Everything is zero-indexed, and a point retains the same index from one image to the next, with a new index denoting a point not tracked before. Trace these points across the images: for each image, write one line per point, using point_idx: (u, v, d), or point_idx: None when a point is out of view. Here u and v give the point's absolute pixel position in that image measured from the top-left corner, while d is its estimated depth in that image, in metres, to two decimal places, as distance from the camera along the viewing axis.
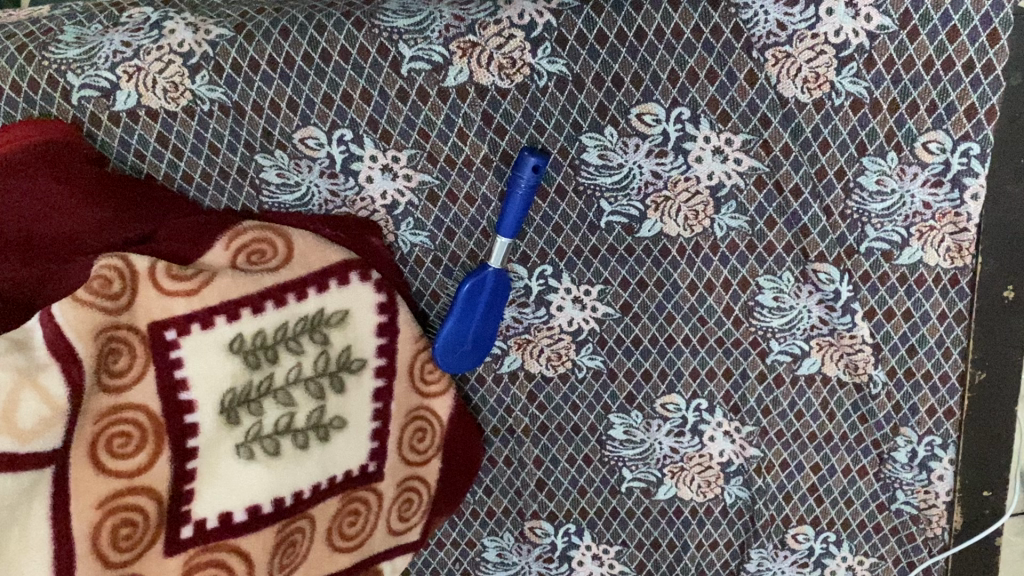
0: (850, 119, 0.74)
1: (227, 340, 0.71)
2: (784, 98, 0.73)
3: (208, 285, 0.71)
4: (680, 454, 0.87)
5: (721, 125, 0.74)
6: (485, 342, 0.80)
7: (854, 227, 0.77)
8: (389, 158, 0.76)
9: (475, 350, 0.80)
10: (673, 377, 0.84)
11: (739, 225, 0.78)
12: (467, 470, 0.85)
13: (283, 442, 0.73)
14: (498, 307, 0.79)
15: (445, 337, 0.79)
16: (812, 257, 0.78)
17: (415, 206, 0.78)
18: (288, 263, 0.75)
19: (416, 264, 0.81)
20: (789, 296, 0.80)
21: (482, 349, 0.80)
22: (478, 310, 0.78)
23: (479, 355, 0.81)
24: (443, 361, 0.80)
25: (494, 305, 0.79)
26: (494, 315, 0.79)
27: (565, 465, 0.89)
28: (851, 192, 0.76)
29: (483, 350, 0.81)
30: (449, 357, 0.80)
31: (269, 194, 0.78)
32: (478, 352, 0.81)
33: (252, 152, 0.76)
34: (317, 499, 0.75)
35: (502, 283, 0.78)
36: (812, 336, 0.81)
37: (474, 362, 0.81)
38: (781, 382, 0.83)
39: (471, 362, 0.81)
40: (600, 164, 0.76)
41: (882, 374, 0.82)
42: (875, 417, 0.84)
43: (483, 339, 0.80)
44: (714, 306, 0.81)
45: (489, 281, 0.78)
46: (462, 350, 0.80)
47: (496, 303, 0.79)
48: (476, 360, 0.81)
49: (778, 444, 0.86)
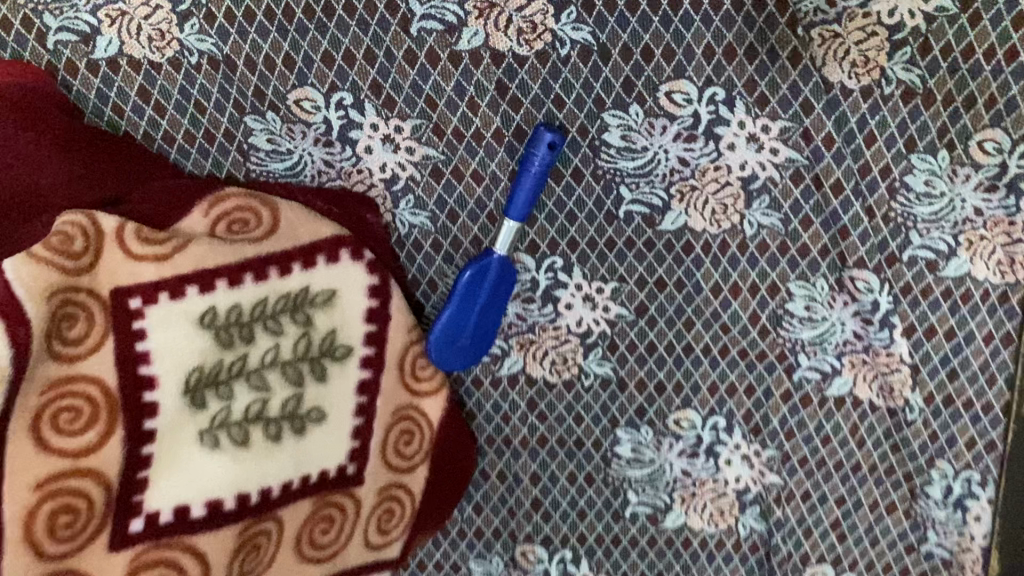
0: (900, 110, 0.67)
1: (198, 313, 0.63)
2: (830, 82, 0.67)
3: (181, 251, 0.64)
4: (692, 478, 0.79)
5: (758, 109, 0.68)
6: (485, 339, 0.72)
7: (897, 232, 0.70)
8: (391, 128, 0.69)
9: (473, 348, 0.73)
10: (689, 391, 0.77)
11: (772, 224, 0.71)
12: (457, 482, 0.77)
13: (252, 432, 0.65)
14: (501, 301, 0.72)
15: (440, 331, 0.71)
16: (850, 264, 0.71)
17: (416, 182, 0.71)
18: (272, 234, 0.67)
19: (414, 248, 0.73)
20: (822, 305, 0.73)
21: (481, 346, 0.73)
22: (479, 302, 0.71)
23: (477, 354, 0.73)
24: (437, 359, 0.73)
25: (496, 298, 0.71)
26: (496, 309, 0.72)
27: (565, 483, 0.81)
28: (896, 193, 0.69)
29: (483, 348, 0.73)
30: (444, 355, 0.72)
31: (257, 161, 0.71)
32: (477, 350, 0.73)
33: (241, 113, 0.70)
34: (287, 501, 0.67)
35: (508, 273, 0.71)
36: (845, 352, 0.74)
37: (473, 360, 0.73)
38: (808, 403, 0.76)
39: (469, 361, 0.73)
40: (623, 146, 0.69)
41: (919, 399, 0.75)
42: (909, 447, 0.76)
43: (483, 335, 0.72)
44: (738, 313, 0.74)
45: (493, 271, 0.70)
46: (459, 347, 0.72)
47: (498, 296, 0.71)
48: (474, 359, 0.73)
49: (800, 473, 0.78)
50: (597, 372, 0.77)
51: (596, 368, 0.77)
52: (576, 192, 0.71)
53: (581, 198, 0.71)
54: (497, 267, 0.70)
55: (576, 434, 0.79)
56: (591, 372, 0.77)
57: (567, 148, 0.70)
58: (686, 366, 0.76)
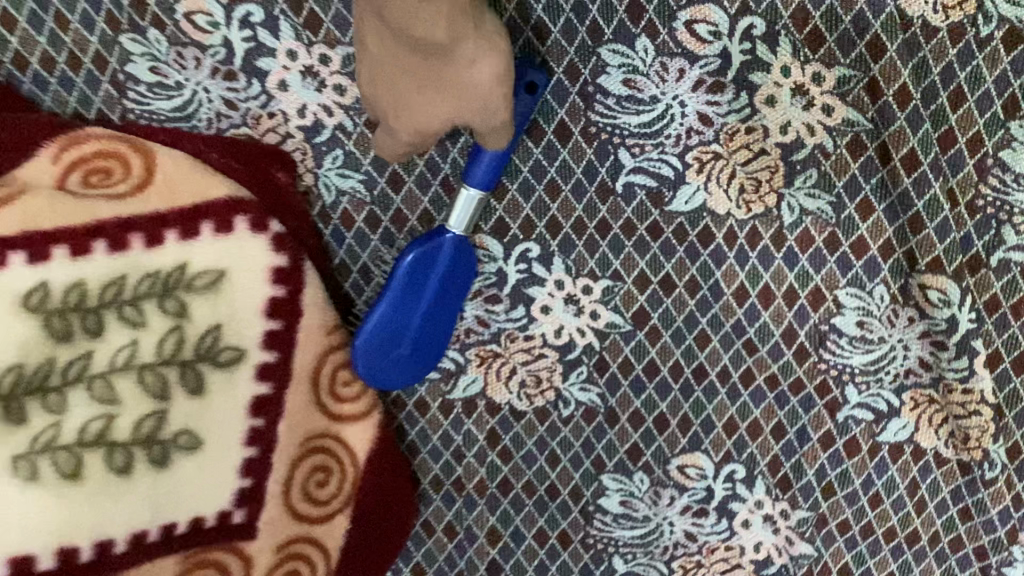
0: (999, 59, 0.48)
1: (22, 292, 0.46)
2: (908, 17, 0.48)
3: (5, 204, 0.46)
4: (698, 543, 0.61)
5: (809, 51, 0.50)
6: (433, 346, 0.54)
7: (985, 226, 0.52)
8: (316, 58, 0.52)
9: (417, 359, 0.54)
10: (699, 429, 0.59)
11: (819, 209, 0.53)
12: (389, 539, 0.58)
13: (89, 462, 0.46)
14: (455, 294, 0.54)
15: (371, 335, 0.53)
16: (921, 267, 0.53)
17: (346, 133, 0.53)
18: (141, 191, 0.49)
19: (343, 223, 0.55)
20: (879, 322, 0.55)
21: (427, 356, 0.54)
22: (425, 296, 0.53)
23: (422, 367, 0.55)
24: (366, 374, 0.54)
25: (449, 291, 0.53)
26: (448, 305, 0.54)
27: (532, 544, 0.63)
28: (987, 173, 0.51)
29: (429, 358, 0.55)
30: (376, 368, 0.54)
31: (136, 98, 0.53)
32: (422, 362, 0.54)
33: (116, 29, 0.51)
34: (142, 557, 0.49)
35: (466, 257, 0.53)
36: (905, 386, 0.56)
37: (414, 374, 0.55)
38: (854, 450, 0.58)
39: (410, 377, 0.55)
40: (624, 95, 0.52)
41: (1002, 453, 0.56)
42: (985, 515, 0.57)
43: (430, 340, 0.54)
44: (769, 327, 0.56)
45: (445, 254, 0.52)
46: (397, 357, 0.54)
47: (451, 288, 0.53)
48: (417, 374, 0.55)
49: (839, 542, 0.60)
50: (580, 398, 0.59)
51: (580, 394, 0.59)
52: (561, 156, 0.54)
53: (567, 165, 0.54)
54: (450, 249, 0.52)
55: (548, 479, 0.61)
56: (569, 398, 0.59)
57: (551, 96, 0.53)
58: (695, 396, 0.58)
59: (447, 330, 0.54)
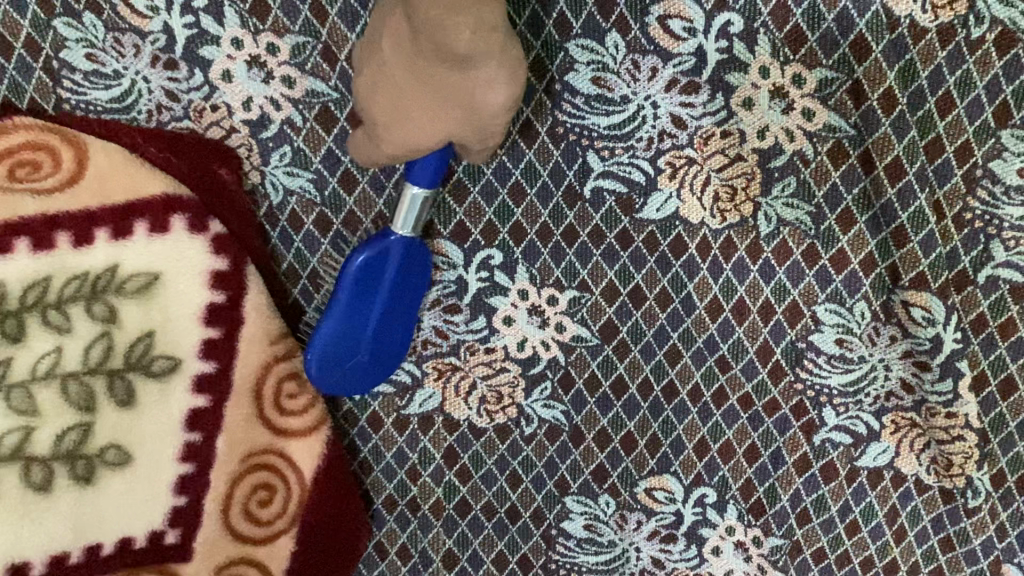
0: (991, 64, 0.45)
1: None
2: (894, 17, 0.45)
3: None
4: (666, 569, 0.59)
5: (790, 52, 0.47)
6: (389, 351, 0.51)
7: (973, 240, 0.49)
8: (262, 47, 0.48)
9: (371, 364, 0.51)
10: (668, 451, 0.56)
11: (797, 220, 0.50)
12: (337, 563, 0.54)
13: (6, 477, 0.44)
14: (410, 296, 0.50)
15: (325, 338, 0.49)
16: (905, 283, 0.50)
17: (295, 128, 0.50)
18: (71, 187, 0.45)
19: (292, 225, 0.52)
20: (860, 341, 0.52)
21: (382, 362, 0.51)
22: (383, 298, 0.49)
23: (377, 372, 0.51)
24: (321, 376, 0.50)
25: (406, 292, 0.49)
26: (403, 307, 0.50)
27: (491, 568, 0.60)
28: (976, 184, 0.48)
29: (385, 363, 0.51)
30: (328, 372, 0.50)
31: (71, 87, 0.49)
32: (376, 367, 0.51)
33: (48, 13, 0.48)
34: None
35: (420, 254, 0.48)
36: (886, 409, 0.53)
37: (374, 380, 0.51)
38: (831, 476, 0.55)
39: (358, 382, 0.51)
40: (594, 95, 0.49)
41: (986, 481, 0.52)
42: (967, 545, 0.54)
43: (385, 346, 0.50)
44: (742, 343, 0.53)
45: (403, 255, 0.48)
46: (351, 363, 0.50)
47: (408, 290, 0.49)
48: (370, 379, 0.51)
49: (813, 571, 0.57)
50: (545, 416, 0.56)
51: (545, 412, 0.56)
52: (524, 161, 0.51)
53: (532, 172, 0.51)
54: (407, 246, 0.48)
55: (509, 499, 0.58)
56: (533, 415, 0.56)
57: None
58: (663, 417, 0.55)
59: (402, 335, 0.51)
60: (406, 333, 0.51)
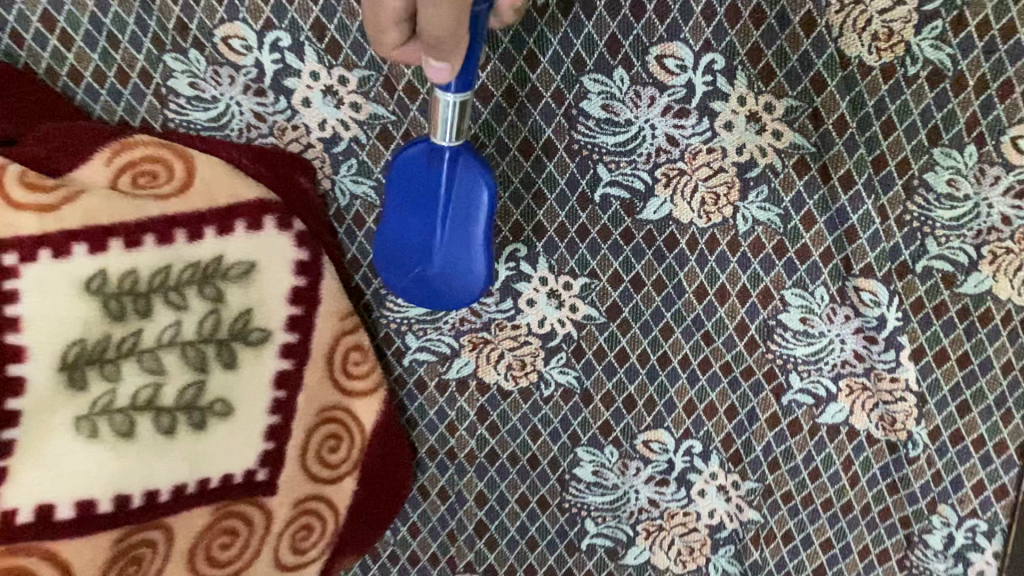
0: (925, 95, 0.57)
1: (84, 278, 0.53)
2: (846, 57, 0.57)
3: (69, 202, 0.54)
4: (660, 508, 0.70)
5: (762, 84, 0.58)
6: (449, 267, 0.59)
7: (912, 238, 0.60)
8: (334, 78, 0.59)
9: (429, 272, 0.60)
10: (662, 409, 0.67)
11: (768, 220, 0.61)
12: (388, 498, 0.67)
13: (140, 423, 0.54)
14: (466, 213, 0.57)
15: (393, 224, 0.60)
16: (856, 271, 0.62)
17: (360, 144, 0.61)
18: (183, 192, 0.57)
19: (355, 223, 0.64)
20: (820, 319, 0.63)
21: (439, 269, 0.60)
22: (431, 202, 0.58)
23: (438, 283, 0.60)
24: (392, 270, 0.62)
25: (456, 204, 0.57)
26: (460, 221, 0.58)
27: (514, 507, 0.72)
28: (914, 192, 0.59)
29: (444, 280, 0.60)
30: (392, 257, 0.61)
31: (176, 109, 0.61)
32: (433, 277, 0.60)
33: (161, 49, 0.59)
34: (181, 507, 0.57)
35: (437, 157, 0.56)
36: (842, 375, 0.64)
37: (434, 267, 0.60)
38: (797, 430, 0.66)
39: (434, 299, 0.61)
40: (603, 118, 0.60)
41: (924, 434, 0.65)
42: (909, 488, 0.66)
43: (440, 256, 0.59)
44: (724, 321, 0.64)
45: (433, 160, 0.55)
46: (410, 256, 0.60)
47: (457, 204, 0.57)
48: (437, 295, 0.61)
49: (783, 510, 0.69)
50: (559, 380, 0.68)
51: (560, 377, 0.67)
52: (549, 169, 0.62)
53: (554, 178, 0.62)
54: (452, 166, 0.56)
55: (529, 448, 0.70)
56: (550, 380, 0.67)
57: (539, 115, 0.61)
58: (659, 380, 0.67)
59: (461, 252, 0.59)
60: (467, 251, 0.58)
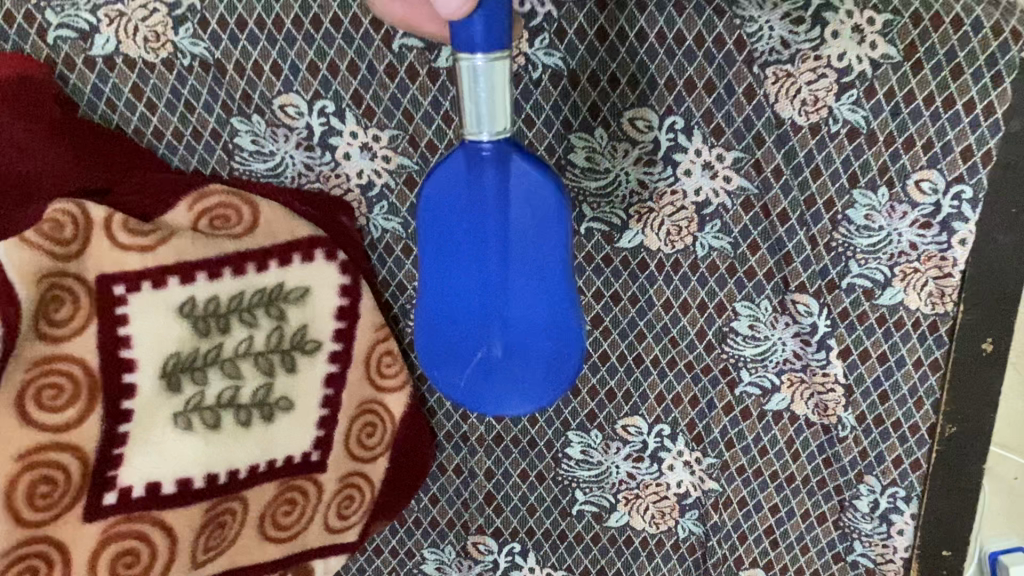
0: (845, 147, 0.72)
1: (177, 303, 0.68)
2: (780, 118, 0.71)
3: (164, 243, 0.68)
4: (637, 480, 0.85)
5: (714, 139, 0.72)
6: (533, 325, 0.64)
7: (837, 260, 0.75)
8: (370, 137, 0.74)
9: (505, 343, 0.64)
10: (638, 400, 0.82)
11: (722, 247, 0.76)
12: (414, 473, 0.82)
13: (223, 416, 0.69)
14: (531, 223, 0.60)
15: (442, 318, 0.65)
16: (792, 287, 0.77)
17: (391, 188, 0.76)
18: (251, 231, 0.72)
19: (385, 251, 0.78)
20: (765, 325, 0.78)
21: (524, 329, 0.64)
22: (486, 243, 0.61)
23: (515, 362, 0.65)
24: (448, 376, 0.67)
25: (518, 208, 0.59)
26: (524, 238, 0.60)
27: (517, 479, 0.86)
28: (838, 224, 0.74)
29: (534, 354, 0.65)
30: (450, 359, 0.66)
31: (241, 160, 0.75)
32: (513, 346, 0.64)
33: (228, 114, 0.74)
34: (253, 483, 0.71)
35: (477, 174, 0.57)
36: (784, 370, 0.79)
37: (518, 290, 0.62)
38: (747, 416, 0.81)
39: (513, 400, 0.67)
40: (587, 167, 0.75)
41: (851, 418, 0.80)
42: (840, 461, 0.82)
43: (514, 318, 0.63)
44: (687, 328, 0.79)
45: (473, 162, 0.57)
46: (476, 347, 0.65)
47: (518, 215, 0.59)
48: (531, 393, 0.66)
49: (737, 481, 0.84)
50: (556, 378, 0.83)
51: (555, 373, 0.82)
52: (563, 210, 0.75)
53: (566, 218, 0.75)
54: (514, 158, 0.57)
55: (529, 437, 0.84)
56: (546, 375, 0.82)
57: None
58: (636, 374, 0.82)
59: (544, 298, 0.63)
60: (547, 291, 0.62)
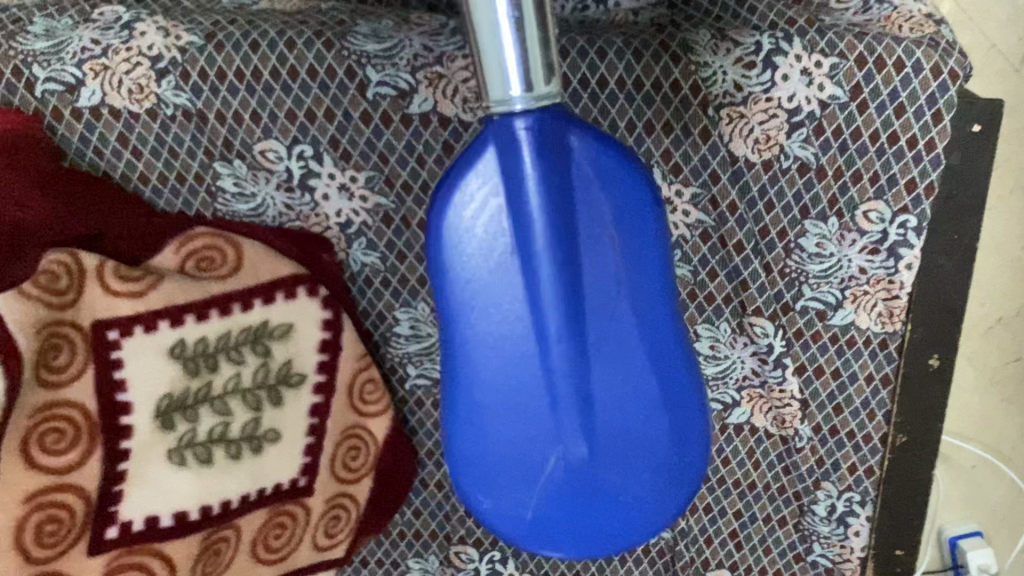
0: (796, 181, 0.76)
1: (168, 345, 0.72)
2: (734, 156, 0.77)
3: (155, 288, 0.72)
4: None
5: (673, 176, 0.79)
6: (621, 400, 0.57)
7: (791, 285, 0.80)
8: (347, 178, 0.77)
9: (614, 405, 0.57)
10: None
11: (682, 274, 0.83)
12: (398, 491, 0.86)
13: (215, 451, 0.74)
14: (581, 232, 0.54)
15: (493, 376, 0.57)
16: (749, 311, 0.82)
17: (369, 226, 0.79)
18: (236, 272, 0.76)
19: (365, 284, 0.82)
20: (724, 345, 0.84)
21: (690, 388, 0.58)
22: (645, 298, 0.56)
23: (613, 465, 0.58)
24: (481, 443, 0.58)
25: (578, 213, 0.54)
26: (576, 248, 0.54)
27: None
28: (792, 252, 0.79)
29: (655, 427, 0.58)
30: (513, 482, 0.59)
31: (223, 202, 0.79)
32: (565, 404, 0.56)
33: (211, 159, 0.77)
34: (244, 511, 0.76)
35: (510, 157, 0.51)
36: (744, 386, 0.85)
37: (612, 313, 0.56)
38: (710, 428, 0.87)
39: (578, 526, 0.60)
40: None
41: (808, 429, 0.85)
42: (798, 470, 0.87)
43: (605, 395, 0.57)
44: None
45: (506, 153, 0.51)
46: (530, 407, 0.56)
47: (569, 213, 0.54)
48: (620, 498, 0.59)
49: (703, 488, 0.90)
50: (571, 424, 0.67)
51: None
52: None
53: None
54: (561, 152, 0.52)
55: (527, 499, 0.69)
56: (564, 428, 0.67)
57: None
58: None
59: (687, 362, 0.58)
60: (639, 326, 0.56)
